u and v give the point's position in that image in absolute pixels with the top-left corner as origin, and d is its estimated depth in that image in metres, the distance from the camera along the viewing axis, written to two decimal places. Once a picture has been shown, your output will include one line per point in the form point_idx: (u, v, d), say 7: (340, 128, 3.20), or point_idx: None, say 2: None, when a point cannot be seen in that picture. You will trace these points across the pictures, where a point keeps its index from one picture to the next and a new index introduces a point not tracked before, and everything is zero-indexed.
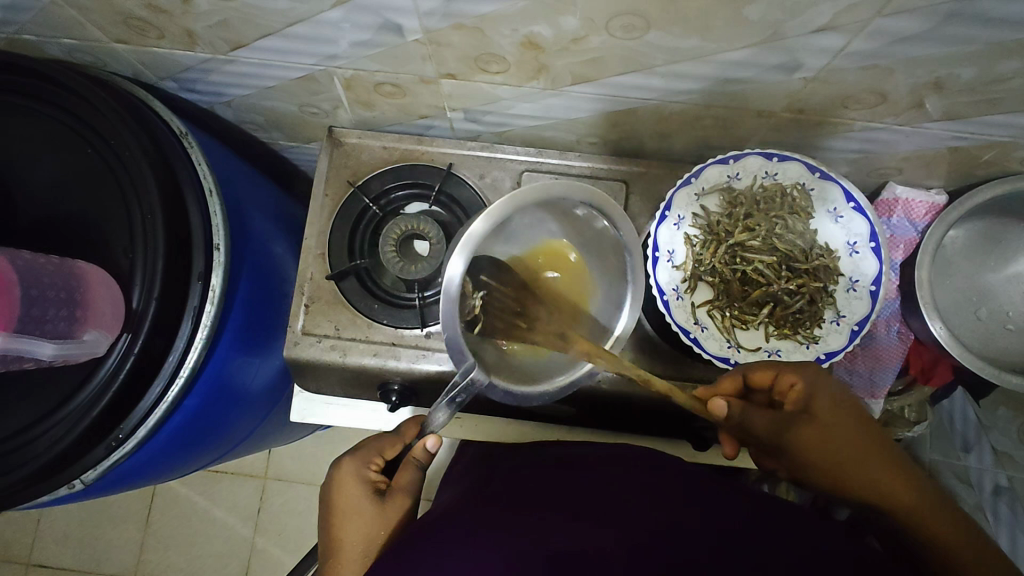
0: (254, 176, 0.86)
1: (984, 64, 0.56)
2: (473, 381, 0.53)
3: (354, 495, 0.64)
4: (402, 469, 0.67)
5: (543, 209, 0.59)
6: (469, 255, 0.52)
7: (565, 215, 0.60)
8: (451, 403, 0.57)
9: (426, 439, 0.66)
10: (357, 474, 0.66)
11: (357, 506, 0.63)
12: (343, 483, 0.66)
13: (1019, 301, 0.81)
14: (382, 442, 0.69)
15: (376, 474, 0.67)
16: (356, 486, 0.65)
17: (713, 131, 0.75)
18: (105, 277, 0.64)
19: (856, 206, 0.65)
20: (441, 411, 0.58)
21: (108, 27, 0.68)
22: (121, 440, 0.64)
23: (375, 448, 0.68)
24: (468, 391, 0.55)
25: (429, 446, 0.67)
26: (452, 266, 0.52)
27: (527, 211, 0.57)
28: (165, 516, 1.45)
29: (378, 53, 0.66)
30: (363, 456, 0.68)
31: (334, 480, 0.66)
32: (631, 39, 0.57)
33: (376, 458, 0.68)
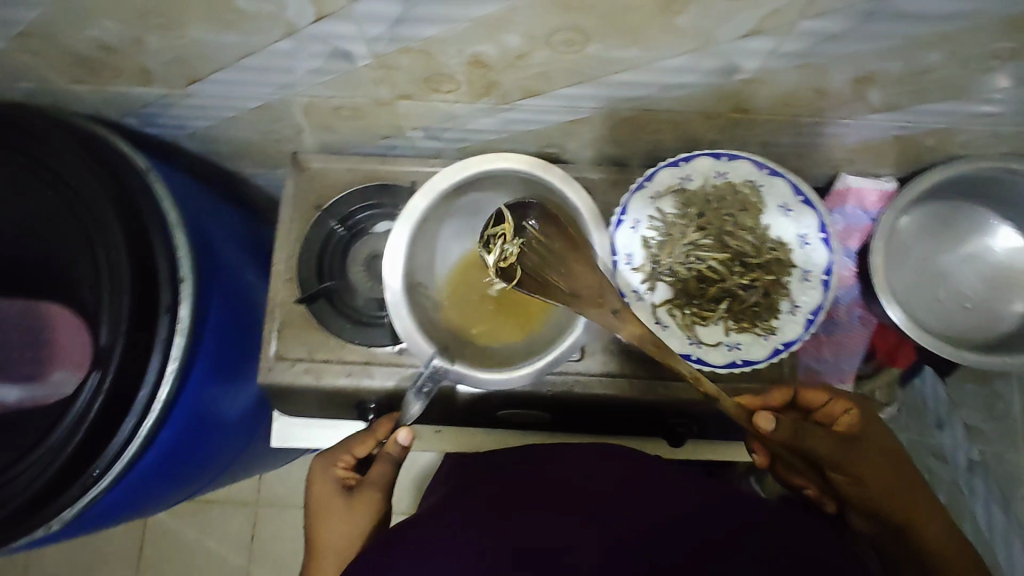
0: (221, 205, 0.87)
1: (910, 57, 0.58)
2: (436, 369, 0.60)
3: (324, 496, 0.67)
4: (376, 464, 0.67)
5: (496, 189, 0.66)
6: (411, 227, 0.62)
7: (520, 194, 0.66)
8: (421, 394, 0.62)
9: (399, 433, 0.65)
10: (326, 472, 0.69)
11: (330, 507, 0.66)
12: (317, 484, 0.69)
13: (974, 280, 0.84)
14: (352, 442, 0.71)
15: (345, 470, 0.70)
16: (327, 486, 0.68)
17: (665, 134, 0.77)
18: (68, 316, 0.66)
19: (805, 200, 0.68)
20: (412, 403, 0.63)
21: (63, 69, 0.69)
22: (96, 476, 0.65)
23: (343, 447, 0.71)
24: (434, 380, 0.61)
25: (402, 440, 0.66)
26: (394, 244, 0.62)
27: (477, 189, 0.66)
28: (158, 551, 1.44)
29: (332, 79, 0.68)
30: (331, 456, 0.71)
31: (309, 481, 0.70)
32: (573, 53, 0.59)
33: (344, 456, 0.70)
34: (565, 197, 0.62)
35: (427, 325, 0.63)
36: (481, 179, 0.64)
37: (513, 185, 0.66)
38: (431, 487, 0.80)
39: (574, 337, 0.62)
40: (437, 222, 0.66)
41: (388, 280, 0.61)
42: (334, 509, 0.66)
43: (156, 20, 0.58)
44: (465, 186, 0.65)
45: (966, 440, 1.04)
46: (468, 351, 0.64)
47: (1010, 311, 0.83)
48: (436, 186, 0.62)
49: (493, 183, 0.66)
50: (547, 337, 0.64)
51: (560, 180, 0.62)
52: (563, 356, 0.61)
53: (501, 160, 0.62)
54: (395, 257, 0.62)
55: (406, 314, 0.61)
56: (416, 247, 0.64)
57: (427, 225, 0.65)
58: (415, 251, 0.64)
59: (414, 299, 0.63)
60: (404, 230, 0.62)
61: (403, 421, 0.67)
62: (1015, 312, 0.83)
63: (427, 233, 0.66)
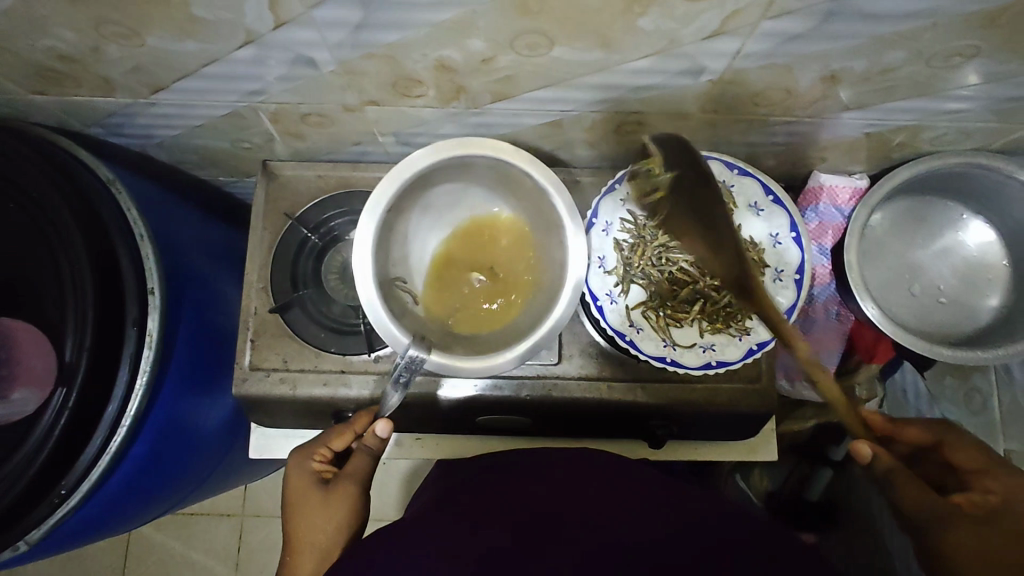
0: (191, 214, 0.85)
1: (873, 56, 0.59)
2: (415, 360, 0.58)
3: (302, 490, 0.67)
4: (353, 457, 0.67)
5: (464, 175, 0.65)
6: (378, 218, 0.60)
7: (491, 180, 0.66)
8: (398, 384, 0.61)
9: (376, 426, 0.65)
10: (301, 467, 0.68)
11: (307, 501, 0.66)
12: (294, 479, 0.68)
13: (947, 275, 0.85)
14: (329, 435, 0.70)
15: (322, 464, 0.69)
16: (303, 481, 0.67)
17: (637, 135, 0.77)
18: (31, 331, 0.64)
19: (774, 199, 0.69)
20: (391, 396, 0.62)
21: (23, 80, 0.68)
22: (64, 495, 0.64)
23: (321, 440, 0.70)
24: (411, 370, 0.59)
25: (381, 432, 0.65)
26: (360, 236, 0.59)
27: (445, 177, 0.65)
28: (142, 565, 1.42)
29: (298, 86, 0.67)
30: (307, 450, 0.70)
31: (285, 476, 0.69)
32: (538, 56, 0.59)
33: (321, 449, 0.70)
34: (534, 180, 0.61)
35: (403, 318, 0.62)
36: (446, 168, 0.63)
37: (480, 173, 0.65)
38: (417, 494, 0.82)
39: (557, 316, 0.60)
40: (405, 215, 0.65)
41: (359, 273, 0.59)
42: (310, 504, 0.65)
43: (113, 29, 0.57)
44: (434, 175, 0.63)
45: None
46: (444, 342, 0.62)
47: (984, 305, 0.84)
48: (399, 176, 0.60)
49: (459, 171, 0.64)
50: (528, 322, 0.63)
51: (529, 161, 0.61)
52: (545, 340, 0.59)
53: (466, 145, 0.60)
54: (363, 252, 0.59)
55: (380, 304, 0.59)
56: (385, 241, 0.63)
57: (396, 218, 0.64)
58: (382, 246, 0.62)
59: (387, 292, 0.62)
60: (370, 222, 0.60)
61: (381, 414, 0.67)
62: (989, 305, 0.84)
63: (395, 227, 0.65)
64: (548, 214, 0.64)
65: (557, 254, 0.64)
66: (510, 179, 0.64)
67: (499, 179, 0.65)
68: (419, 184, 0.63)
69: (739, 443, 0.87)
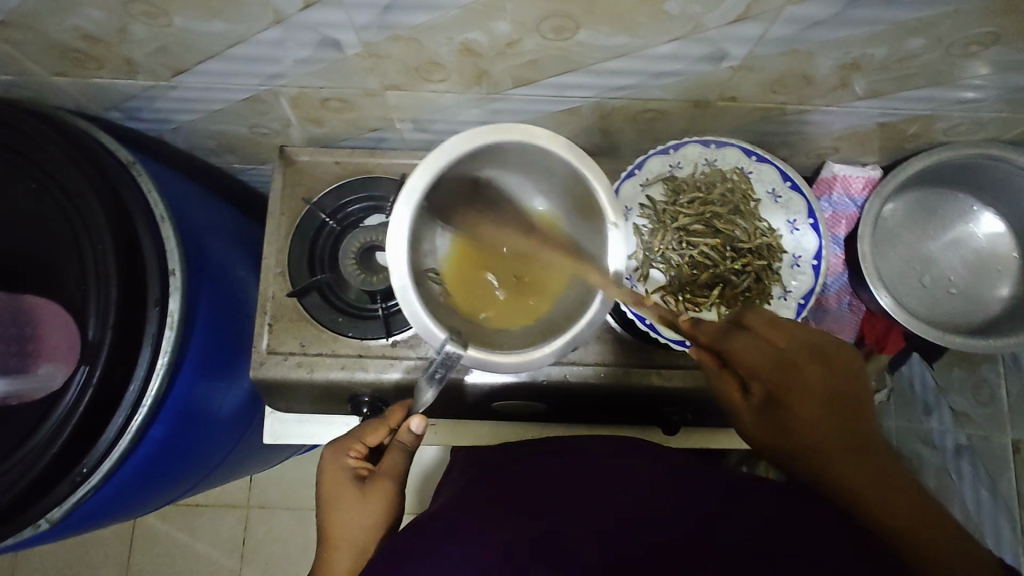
0: (207, 200, 0.85)
1: (893, 42, 0.59)
2: (449, 354, 0.58)
3: (337, 487, 0.65)
4: (388, 452, 0.66)
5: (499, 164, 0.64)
6: (414, 207, 0.58)
7: (525, 168, 0.64)
8: (432, 379, 0.62)
9: (410, 421, 0.65)
10: (336, 462, 0.67)
11: (345, 497, 0.64)
12: (327, 473, 0.67)
13: (958, 267, 0.86)
14: (363, 430, 0.69)
15: (357, 460, 0.68)
16: (338, 476, 0.66)
17: (654, 124, 0.77)
18: (55, 309, 0.65)
19: (792, 185, 0.69)
20: (425, 391, 0.64)
21: (45, 61, 0.68)
22: (85, 474, 0.64)
23: (353, 436, 0.69)
24: (446, 366, 0.60)
25: (415, 428, 0.65)
26: (395, 228, 0.58)
27: (480, 162, 0.62)
28: (147, 556, 1.41)
29: (320, 70, 0.67)
30: (342, 445, 0.69)
31: (319, 471, 0.68)
32: (563, 40, 0.59)
33: (356, 444, 0.69)
34: (577, 171, 0.60)
35: (435, 311, 0.60)
36: (480, 155, 0.61)
37: (514, 159, 0.63)
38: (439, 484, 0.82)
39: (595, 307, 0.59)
40: (434, 202, 0.63)
41: (393, 267, 0.57)
42: (347, 498, 0.64)
43: (140, 8, 0.58)
44: (469, 160, 0.61)
45: (952, 426, 1.06)
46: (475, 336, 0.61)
47: (995, 295, 0.85)
48: (433, 165, 0.58)
49: (492, 157, 0.62)
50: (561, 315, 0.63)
51: (562, 147, 0.60)
52: (585, 333, 0.59)
53: (500, 133, 0.59)
54: (397, 242, 0.58)
55: (414, 296, 0.58)
56: (416, 231, 0.61)
57: (427, 206, 0.62)
58: (414, 234, 0.61)
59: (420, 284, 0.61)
60: (404, 211, 0.58)
61: (415, 408, 0.68)
62: (999, 296, 0.85)
63: (425, 217, 0.63)
64: (586, 203, 0.63)
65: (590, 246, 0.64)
66: (544, 168, 0.64)
67: (535, 167, 0.64)
68: (449, 171, 0.61)
69: None
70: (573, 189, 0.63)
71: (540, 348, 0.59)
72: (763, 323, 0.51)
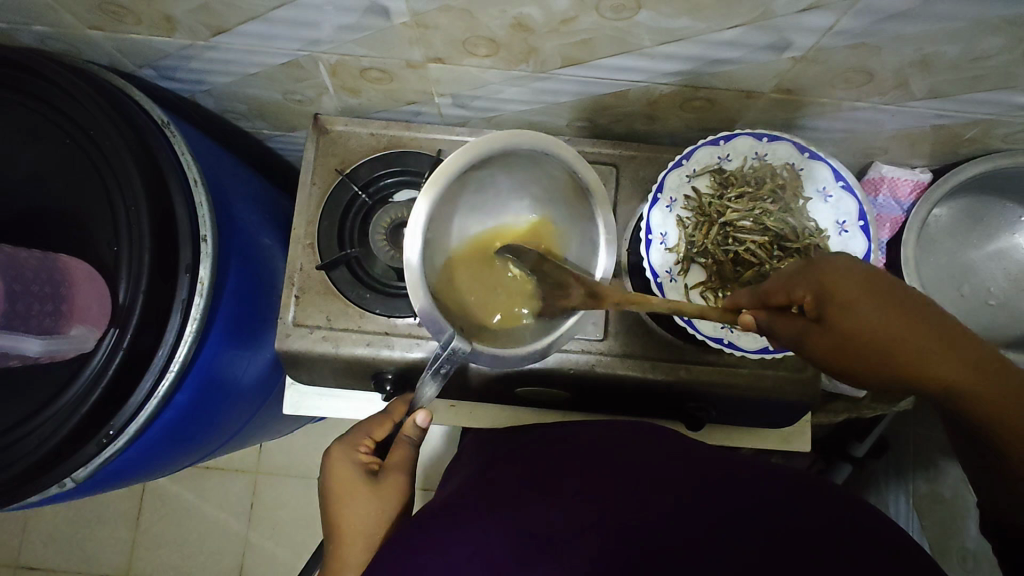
0: (235, 165, 0.84)
1: (969, 41, 0.57)
2: (454, 351, 0.56)
3: (348, 480, 0.64)
4: (395, 447, 0.66)
5: (515, 171, 0.62)
6: (431, 205, 0.56)
7: (540, 175, 0.63)
8: (436, 375, 0.59)
9: (416, 414, 0.64)
10: (347, 458, 0.66)
11: (356, 491, 0.63)
12: (335, 469, 0.65)
13: (1001, 278, 0.83)
14: (371, 423, 0.69)
15: (367, 456, 0.67)
16: (347, 471, 0.65)
17: (702, 112, 0.75)
18: (87, 270, 0.63)
19: (845, 184, 0.66)
20: (427, 384, 0.60)
21: (82, 13, 0.66)
22: (112, 436, 0.63)
23: (362, 431, 0.69)
24: (451, 361, 0.57)
25: (420, 421, 0.64)
26: (415, 223, 0.56)
27: (504, 163, 0.61)
28: (156, 514, 1.43)
29: (364, 37, 0.65)
30: (351, 440, 0.68)
31: (326, 467, 0.66)
32: (621, 20, 0.57)
33: (365, 440, 0.68)
34: (581, 181, 0.61)
35: (446, 306, 0.58)
36: (496, 160, 0.59)
37: (524, 167, 0.61)
38: (452, 466, 0.81)
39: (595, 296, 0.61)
40: (453, 201, 0.60)
41: (407, 255, 0.56)
42: (356, 494, 0.63)
43: None
44: (493, 159, 0.59)
45: None
46: (484, 330, 0.60)
47: None
48: (462, 155, 0.57)
49: (518, 163, 0.61)
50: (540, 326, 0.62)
51: (576, 161, 0.60)
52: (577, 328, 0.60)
53: (513, 138, 0.58)
54: (416, 229, 0.56)
55: (424, 293, 0.56)
56: (437, 227, 0.59)
57: (451, 198, 0.60)
58: (436, 227, 0.59)
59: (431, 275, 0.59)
60: (425, 204, 0.56)
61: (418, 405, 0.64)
62: None
63: (447, 212, 0.60)
64: (583, 214, 0.63)
65: (584, 250, 0.63)
66: (555, 178, 0.62)
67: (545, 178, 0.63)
68: (462, 178, 0.59)
69: (774, 432, 0.87)
70: (570, 196, 0.63)
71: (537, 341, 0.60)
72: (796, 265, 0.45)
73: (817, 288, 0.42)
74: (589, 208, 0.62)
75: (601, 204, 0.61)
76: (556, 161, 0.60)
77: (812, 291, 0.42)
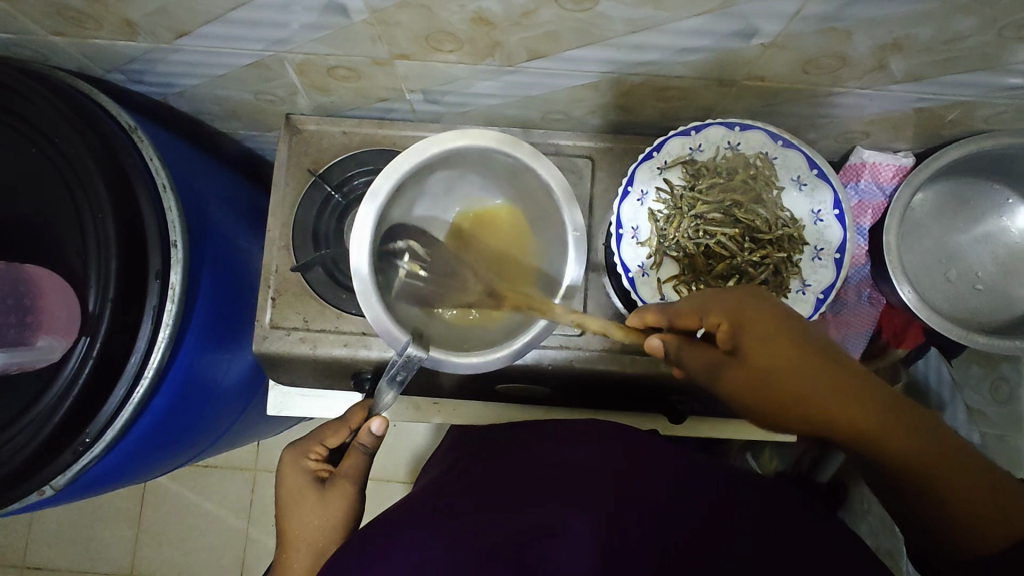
0: (208, 166, 0.83)
1: (942, 22, 0.55)
2: (411, 357, 0.56)
3: (296, 488, 0.62)
4: (347, 454, 0.64)
5: (472, 168, 0.63)
6: (377, 206, 0.57)
7: (500, 173, 0.63)
8: (394, 381, 0.61)
9: (370, 422, 0.64)
10: (296, 466, 0.64)
11: (303, 499, 0.61)
12: (285, 477, 0.64)
13: (987, 262, 0.82)
14: (324, 430, 0.67)
15: (317, 463, 0.65)
16: (296, 479, 0.63)
17: (676, 102, 0.74)
18: (56, 280, 0.63)
19: (819, 173, 0.65)
20: (385, 392, 0.62)
21: (42, 19, 0.66)
22: (88, 444, 0.63)
23: (315, 437, 0.67)
24: (408, 368, 0.58)
25: (376, 430, 0.64)
26: (360, 224, 0.57)
27: (460, 161, 0.62)
28: (157, 512, 1.45)
29: (327, 36, 0.64)
30: (302, 446, 0.66)
31: (277, 474, 0.65)
32: (582, 11, 0.55)
33: (316, 446, 0.66)
34: (539, 177, 0.59)
35: (399, 315, 0.59)
36: (450, 160, 0.61)
37: (485, 162, 0.62)
38: (434, 459, 0.81)
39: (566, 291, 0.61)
40: (407, 197, 0.62)
41: (353, 265, 0.56)
42: (304, 503, 0.61)
43: None
44: (447, 159, 0.60)
45: (966, 423, 1.03)
46: (447, 334, 0.61)
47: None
48: (412, 157, 0.58)
49: (473, 160, 0.62)
50: (496, 332, 0.62)
51: (531, 157, 0.59)
52: (542, 336, 0.59)
53: (463, 139, 0.58)
54: (363, 225, 0.57)
55: (377, 300, 0.56)
56: (384, 226, 0.60)
57: (405, 194, 0.61)
58: (384, 225, 0.60)
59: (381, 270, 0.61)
60: (371, 206, 0.57)
61: (376, 410, 0.66)
62: None
63: (402, 209, 0.62)
64: (550, 214, 0.62)
65: (553, 250, 0.63)
66: (516, 173, 0.62)
67: (506, 174, 0.63)
68: (419, 175, 0.61)
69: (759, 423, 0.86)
70: (535, 191, 0.62)
71: (498, 350, 0.59)
72: (714, 294, 0.52)
73: (728, 315, 0.49)
74: (553, 201, 0.61)
75: (564, 202, 0.59)
76: (513, 159, 0.60)
77: (725, 317, 0.49)
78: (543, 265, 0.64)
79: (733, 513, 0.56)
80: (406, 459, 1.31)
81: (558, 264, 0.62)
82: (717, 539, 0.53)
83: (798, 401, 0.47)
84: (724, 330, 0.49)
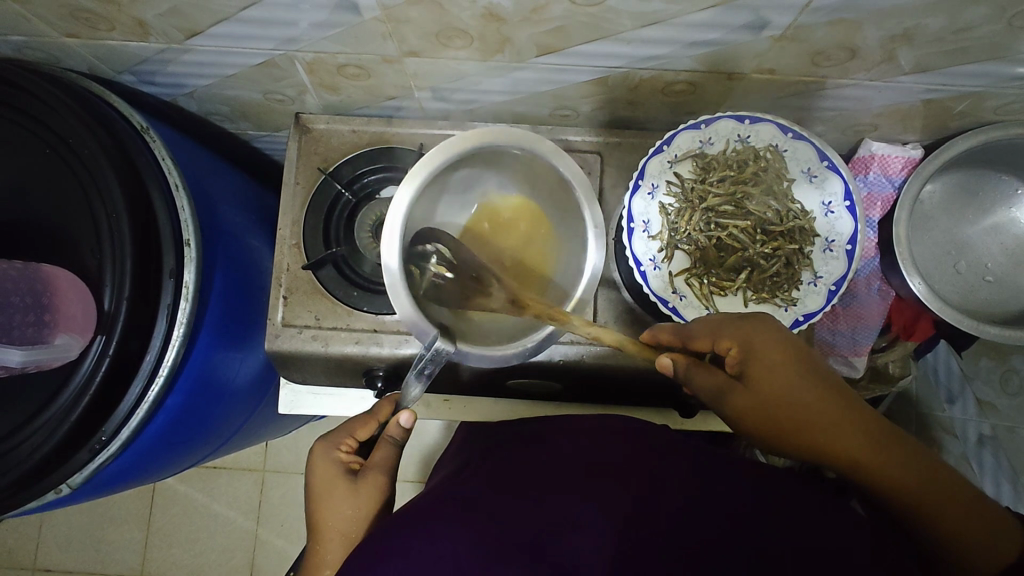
0: (219, 166, 0.83)
1: (952, 12, 0.56)
2: (440, 352, 0.56)
3: (327, 478, 0.63)
4: (377, 447, 0.65)
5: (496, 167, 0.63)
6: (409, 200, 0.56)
7: (520, 170, 0.63)
8: (421, 375, 0.60)
9: (400, 415, 0.65)
10: (327, 457, 0.65)
11: (335, 488, 0.62)
12: (317, 468, 0.64)
13: (997, 253, 0.82)
14: (354, 424, 0.69)
15: (347, 455, 0.66)
16: (327, 469, 0.64)
17: (684, 96, 0.74)
18: (72, 279, 0.63)
19: (830, 164, 0.66)
20: (412, 384, 0.62)
21: (55, 20, 0.66)
22: (104, 442, 0.64)
23: (344, 431, 0.68)
24: (436, 362, 0.58)
25: (404, 422, 0.65)
26: (392, 219, 0.55)
27: (485, 158, 0.61)
28: (166, 514, 1.46)
29: (336, 34, 0.64)
30: (332, 440, 0.67)
31: (309, 466, 0.65)
32: (592, 5, 0.56)
33: (346, 439, 0.67)
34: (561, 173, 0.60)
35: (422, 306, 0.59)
36: (471, 158, 0.60)
37: (507, 159, 0.62)
38: (445, 456, 0.80)
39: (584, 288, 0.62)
40: (432, 195, 0.61)
41: (387, 261, 0.55)
42: (336, 492, 0.61)
43: None
44: (472, 155, 0.60)
45: (976, 415, 1.06)
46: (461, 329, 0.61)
47: None
48: (444, 151, 0.57)
49: (496, 157, 0.62)
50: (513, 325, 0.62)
51: (553, 154, 0.60)
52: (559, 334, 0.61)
53: (491, 136, 0.58)
54: (394, 223, 0.55)
55: (406, 295, 0.55)
56: (412, 224, 0.59)
57: (431, 191, 0.60)
58: (412, 223, 0.59)
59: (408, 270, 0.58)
60: (402, 203, 0.56)
61: (405, 403, 0.66)
62: None
63: (427, 207, 0.61)
64: (565, 210, 0.64)
65: (572, 246, 0.64)
66: (540, 168, 0.62)
67: (525, 169, 0.63)
68: (445, 171, 0.60)
69: None
70: (552, 190, 0.64)
71: (527, 338, 0.61)
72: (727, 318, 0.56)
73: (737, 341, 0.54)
74: (572, 198, 0.62)
75: (584, 197, 0.61)
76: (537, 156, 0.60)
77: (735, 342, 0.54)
78: (559, 264, 0.65)
79: (750, 503, 0.56)
80: (415, 457, 1.31)
81: (576, 258, 0.64)
82: (733, 529, 0.53)
83: (796, 423, 0.53)
84: (733, 352, 0.54)
